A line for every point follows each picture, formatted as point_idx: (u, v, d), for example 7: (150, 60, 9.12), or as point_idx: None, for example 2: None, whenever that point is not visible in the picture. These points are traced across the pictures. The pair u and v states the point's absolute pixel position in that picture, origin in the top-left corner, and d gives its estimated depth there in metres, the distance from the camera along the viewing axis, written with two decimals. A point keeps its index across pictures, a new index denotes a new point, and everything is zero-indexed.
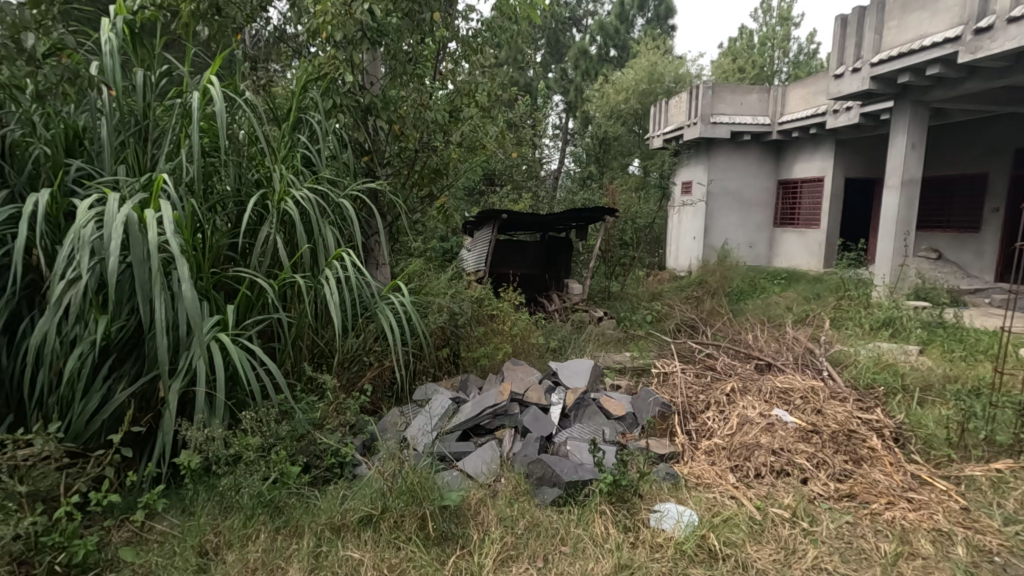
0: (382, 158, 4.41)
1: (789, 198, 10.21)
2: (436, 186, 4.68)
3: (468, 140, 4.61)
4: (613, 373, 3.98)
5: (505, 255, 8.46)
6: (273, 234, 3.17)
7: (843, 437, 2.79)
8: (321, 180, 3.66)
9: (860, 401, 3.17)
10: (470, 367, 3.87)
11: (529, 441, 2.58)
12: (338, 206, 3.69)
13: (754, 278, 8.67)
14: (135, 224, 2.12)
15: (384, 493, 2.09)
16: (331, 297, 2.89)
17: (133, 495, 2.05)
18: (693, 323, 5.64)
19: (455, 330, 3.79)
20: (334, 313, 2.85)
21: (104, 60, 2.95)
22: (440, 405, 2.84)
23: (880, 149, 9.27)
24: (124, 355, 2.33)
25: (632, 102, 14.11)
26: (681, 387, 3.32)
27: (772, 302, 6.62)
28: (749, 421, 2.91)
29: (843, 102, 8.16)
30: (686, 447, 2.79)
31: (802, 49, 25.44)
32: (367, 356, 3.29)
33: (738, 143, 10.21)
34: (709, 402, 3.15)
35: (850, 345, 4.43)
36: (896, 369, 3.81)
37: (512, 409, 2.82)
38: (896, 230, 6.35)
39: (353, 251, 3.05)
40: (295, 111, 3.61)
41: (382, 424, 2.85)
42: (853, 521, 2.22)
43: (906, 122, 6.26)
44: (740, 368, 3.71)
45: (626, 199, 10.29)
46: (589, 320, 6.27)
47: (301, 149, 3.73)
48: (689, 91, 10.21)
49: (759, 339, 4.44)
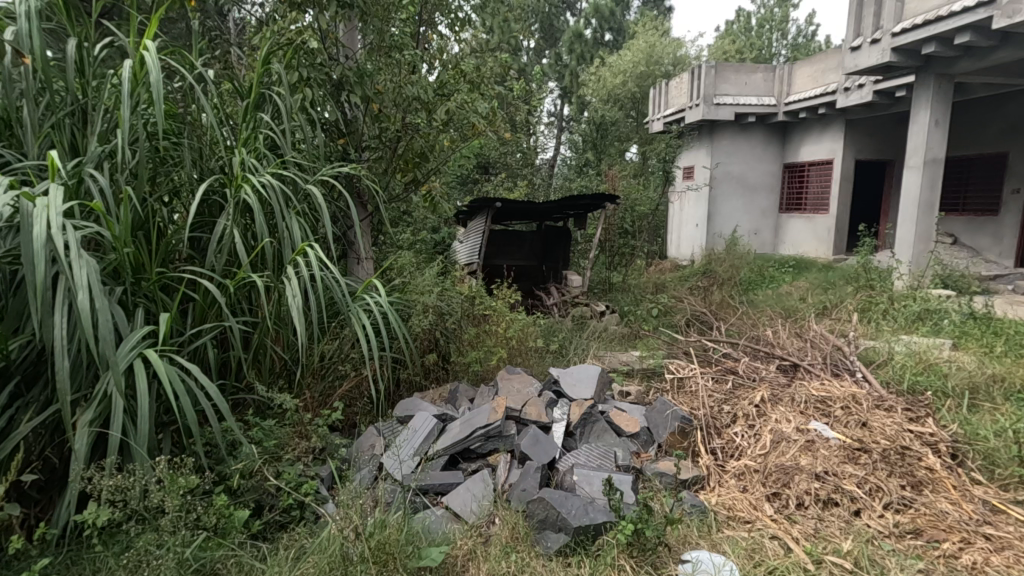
0: (360, 140, 3.97)
1: (795, 182, 9.78)
2: (421, 172, 4.31)
3: (456, 120, 4.14)
4: (620, 378, 3.57)
5: (500, 247, 7.99)
6: (229, 227, 2.73)
7: (896, 455, 2.38)
8: (288, 164, 3.23)
9: (909, 410, 2.74)
10: (461, 374, 3.45)
11: (528, 471, 2.17)
12: (306, 194, 3.27)
13: (762, 266, 8.26)
14: (24, 220, 1.68)
15: (347, 554, 1.66)
16: (293, 302, 2.50)
17: (28, 561, 1.62)
18: (703, 318, 5.22)
19: (444, 332, 3.37)
20: (296, 320, 2.46)
21: (19, 25, 2.48)
22: (423, 427, 2.45)
23: (891, 129, 8.82)
24: (31, 380, 1.90)
25: (629, 86, 13.64)
26: (702, 397, 2.90)
27: (784, 292, 6.23)
28: (785, 437, 2.49)
29: (855, 80, 7.72)
30: (711, 470, 2.40)
31: (801, 31, 24.86)
32: (342, 365, 2.97)
33: (742, 125, 9.73)
34: (735, 415, 2.72)
35: (880, 341, 4.01)
36: (938, 369, 3.39)
37: (507, 429, 2.41)
38: (918, 214, 5.94)
39: (320, 248, 2.65)
40: (255, 86, 3.14)
41: (356, 451, 2.48)
42: (926, 569, 1.81)
43: (928, 97, 5.82)
44: (765, 371, 3.28)
45: (625, 185, 9.85)
46: (591, 314, 5.86)
47: (265, 130, 3.28)
48: (691, 71, 9.72)
49: (781, 336, 4.02)
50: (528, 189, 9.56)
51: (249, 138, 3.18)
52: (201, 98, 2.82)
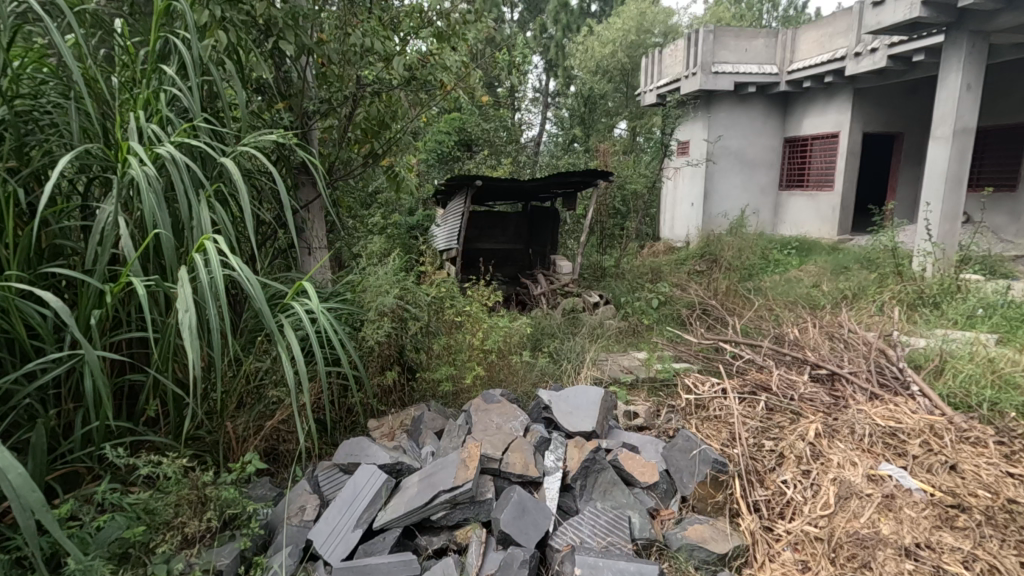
0: (306, 105, 3.24)
1: (797, 157, 9.16)
2: (380, 143, 3.59)
3: (418, 76, 3.39)
4: (624, 393, 2.95)
5: (481, 229, 7.24)
6: (107, 213, 2.02)
7: (1004, 515, 1.76)
8: (200, 131, 2.50)
9: (1003, 443, 2.10)
10: (430, 393, 2.81)
11: (510, 565, 1.54)
12: (223, 171, 2.56)
13: (767, 247, 7.65)
14: None
15: None
16: (184, 319, 1.80)
17: None
18: (711, 311, 4.60)
19: (407, 342, 2.71)
20: (186, 344, 1.76)
21: None
22: (369, 488, 1.84)
23: (903, 99, 8.18)
24: None
25: (619, 55, 12.86)
26: (735, 428, 2.26)
27: (793, 278, 5.66)
28: (855, 490, 1.86)
29: (867, 43, 7.04)
30: (758, 539, 1.78)
31: (792, 4, 24.20)
32: (275, 391, 2.40)
33: (741, 96, 9.04)
34: (783, 455, 2.09)
35: (926, 340, 3.39)
36: (1010, 378, 2.78)
37: (481, 491, 1.77)
38: (945, 189, 5.35)
39: (224, 242, 1.94)
40: (151, 26, 2.37)
41: (279, 516, 1.89)
42: None
43: (961, 58, 5.17)
44: (803, 387, 2.67)
45: (617, 162, 9.14)
46: (584, 306, 5.21)
47: (170, 86, 2.53)
48: (687, 37, 8.96)
49: (809, 336, 3.41)
50: (513, 167, 8.80)
51: (148, 98, 2.43)
52: (61, 42, 2.06)
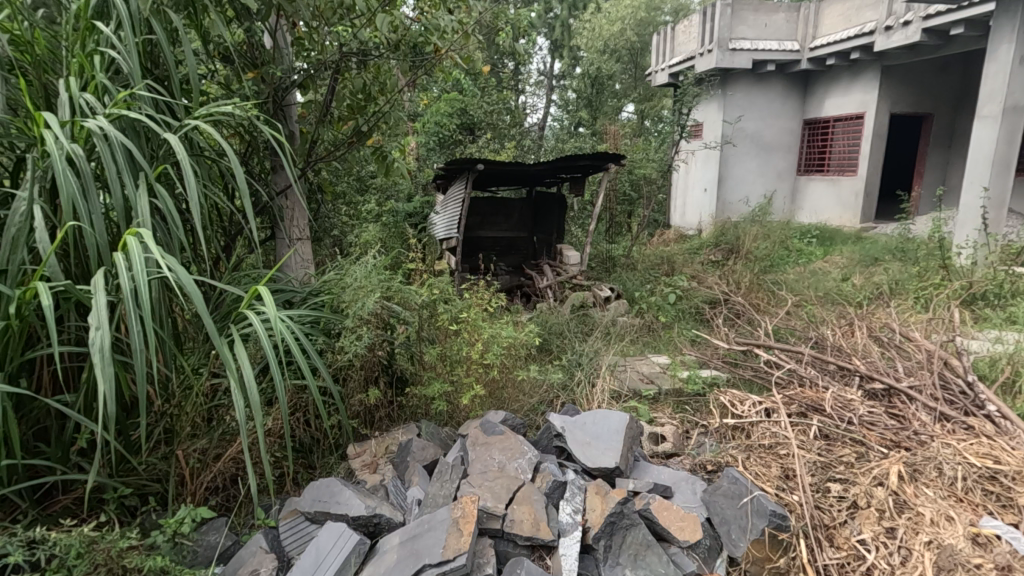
0: (282, 75, 2.83)
1: (817, 140, 8.66)
2: (366, 119, 3.15)
3: (406, 41, 2.94)
4: (647, 410, 2.54)
5: (483, 216, 6.77)
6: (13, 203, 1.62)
7: None
8: (141, 101, 2.07)
9: None
10: (423, 409, 2.41)
11: None
12: (173, 150, 2.13)
13: (787, 235, 7.17)
14: None
15: None
16: (94, 340, 1.39)
17: None
18: (735, 308, 4.15)
19: (396, 353, 2.32)
20: (95, 368, 1.36)
21: None
22: (336, 552, 1.45)
23: (934, 76, 7.65)
24: None
25: (628, 33, 12.26)
26: (795, 465, 1.89)
27: (819, 270, 5.20)
28: (962, 561, 1.51)
29: (900, 16, 6.51)
30: None
31: None
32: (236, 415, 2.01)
33: (759, 75, 8.51)
34: (859, 506, 1.73)
35: (991, 345, 2.96)
36: None
37: (479, 565, 1.38)
38: (989, 173, 4.93)
39: (151, 236, 1.53)
40: None
41: None
42: None
43: (1013, 28, 4.69)
44: (860, 406, 2.27)
45: (626, 145, 8.61)
46: (595, 301, 4.77)
47: (102, 47, 2.08)
48: (702, 12, 8.41)
49: (855, 339, 2.98)
50: (517, 151, 8.30)
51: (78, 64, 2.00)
52: None
